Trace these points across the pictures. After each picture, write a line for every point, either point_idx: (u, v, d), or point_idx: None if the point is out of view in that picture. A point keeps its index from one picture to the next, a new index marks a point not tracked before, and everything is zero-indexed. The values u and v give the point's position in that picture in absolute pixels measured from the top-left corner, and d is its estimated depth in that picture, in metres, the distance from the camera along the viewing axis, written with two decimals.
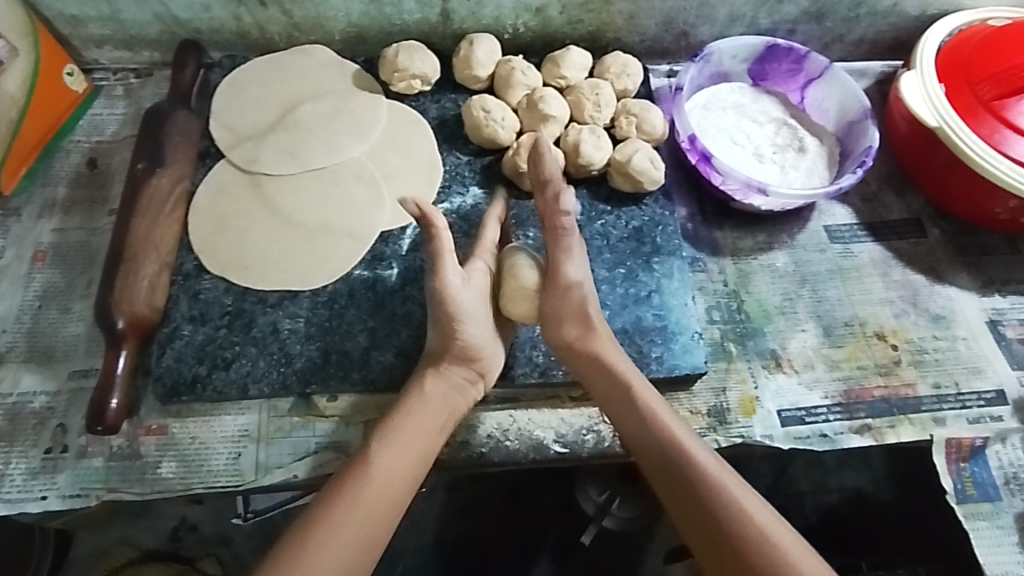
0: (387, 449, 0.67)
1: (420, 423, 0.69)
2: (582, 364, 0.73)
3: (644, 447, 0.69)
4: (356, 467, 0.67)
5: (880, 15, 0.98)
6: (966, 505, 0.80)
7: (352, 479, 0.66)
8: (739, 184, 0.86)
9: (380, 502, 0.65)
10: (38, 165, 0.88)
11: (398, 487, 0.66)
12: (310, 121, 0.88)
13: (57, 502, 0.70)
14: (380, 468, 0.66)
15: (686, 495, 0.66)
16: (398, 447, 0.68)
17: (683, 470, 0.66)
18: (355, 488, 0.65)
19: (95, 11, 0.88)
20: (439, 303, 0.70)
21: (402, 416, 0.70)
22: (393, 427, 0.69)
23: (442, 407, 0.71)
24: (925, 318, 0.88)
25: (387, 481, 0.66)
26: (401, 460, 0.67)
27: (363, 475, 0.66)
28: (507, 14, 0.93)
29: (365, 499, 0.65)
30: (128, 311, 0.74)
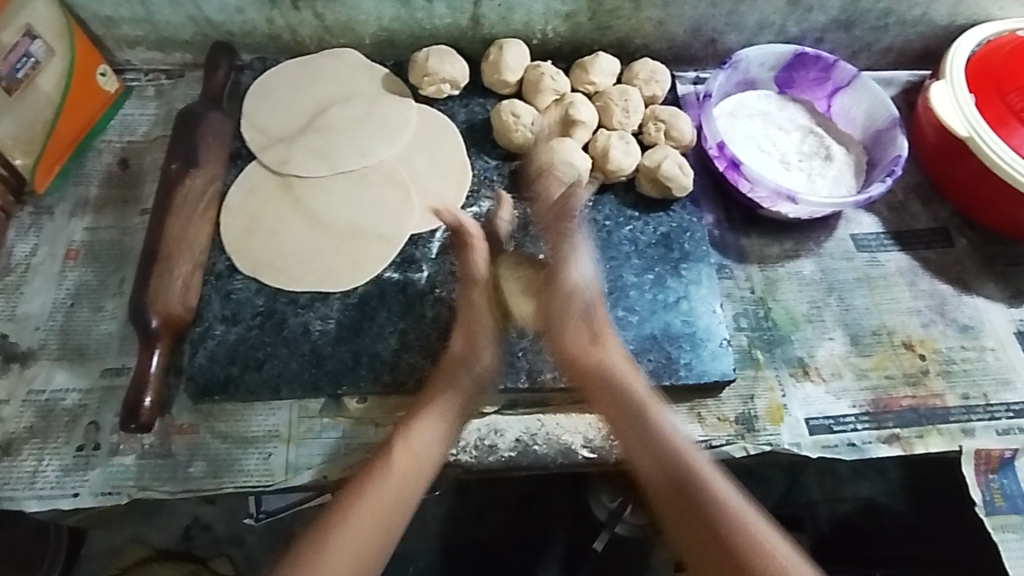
0: (409, 434, 0.69)
1: (439, 415, 0.71)
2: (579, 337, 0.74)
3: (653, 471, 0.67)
4: (375, 463, 0.68)
5: (909, 24, 0.98)
6: (995, 516, 0.79)
7: (360, 492, 0.66)
8: (767, 192, 0.86)
9: (394, 500, 0.66)
10: (70, 164, 0.89)
11: (426, 466, 0.68)
12: (340, 124, 0.88)
13: (89, 499, 0.71)
14: (401, 452, 0.68)
15: (689, 517, 0.64)
16: (424, 428, 0.70)
17: (693, 492, 0.64)
18: (350, 510, 0.65)
19: (130, 13, 0.89)
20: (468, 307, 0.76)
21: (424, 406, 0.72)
22: (418, 419, 0.70)
23: (472, 380, 0.73)
24: (953, 328, 0.88)
25: (405, 473, 0.67)
26: (419, 450, 0.68)
27: (383, 464, 0.67)
28: (537, 20, 0.93)
29: (371, 506, 0.65)
30: (162, 310, 0.74)
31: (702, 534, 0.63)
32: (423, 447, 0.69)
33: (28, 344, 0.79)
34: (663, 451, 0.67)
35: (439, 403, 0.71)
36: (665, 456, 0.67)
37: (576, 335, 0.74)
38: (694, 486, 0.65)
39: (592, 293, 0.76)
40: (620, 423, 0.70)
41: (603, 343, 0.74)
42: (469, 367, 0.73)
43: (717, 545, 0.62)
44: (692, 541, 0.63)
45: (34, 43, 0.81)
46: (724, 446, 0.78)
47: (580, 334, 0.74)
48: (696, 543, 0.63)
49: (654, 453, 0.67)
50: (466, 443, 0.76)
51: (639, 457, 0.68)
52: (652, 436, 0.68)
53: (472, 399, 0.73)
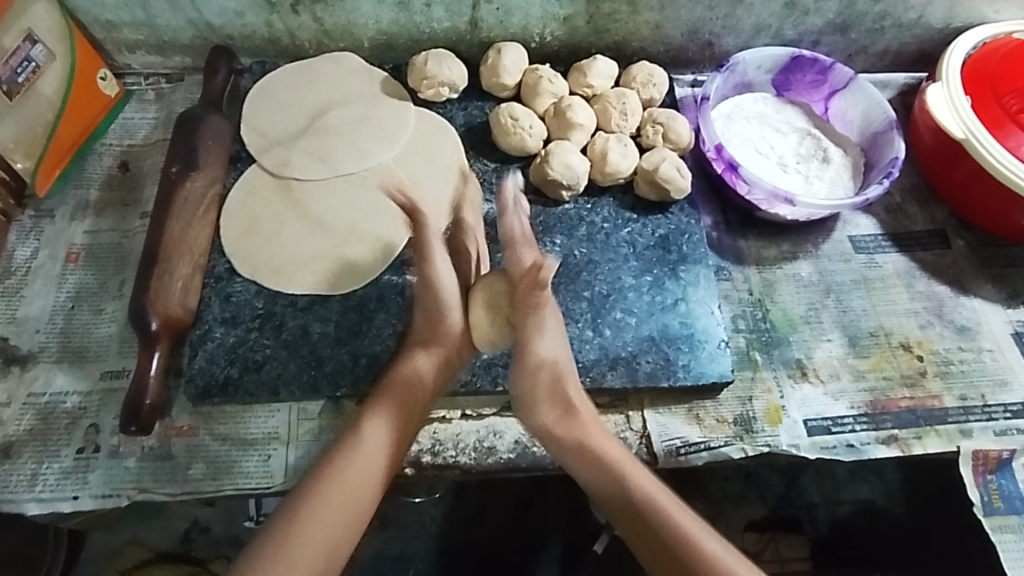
0: (372, 420, 0.68)
1: (387, 412, 0.68)
2: (548, 412, 0.70)
3: (612, 495, 0.66)
4: (340, 452, 0.66)
5: (905, 27, 0.99)
6: (993, 517, 0.79)
7: (327, 483, 0.63)
8: (764, 194, 0.87)
9: (359, 487, 0.64)
10: (71, 168, 0.90)
11: (378, 468, 0.65)
12: (339, 127, 0.89)
13: (88, 501, 0.71)
14: (368, 442, 0.66)
15: (645, 531, 0.64)
16: (377, 426, 0.67)
17: (650, 516, 0.64)
18: (319, 504, 0.62)
19: (131, 17, 0.90)
20: (427, 287, 0.74)
21: (383, 396, 0.69)
22: (378, 406, 0.69)
23: (409, 390, 0.70)
24: (951, 330, 0.88)
25: (362, 466, 0.65)
26: (377, 444, 0.66)
27: (346, 462, 0.65)
28: (535, 24, 0.94)
29: (342, 497, 0.63)
30: (162, 312, 0.74)
31: (662, 553, 0.63)
32: (377, 446, 0.66)
33: (28, 347, 0.79)
34: (620, 479, 0.66)
35: (395, 396, 0.69)
36: (619, 483, 0.66)
37: (533, 379, 0.70)
38: (651, 506, 0.65)
39: (564, 366, 0.71)
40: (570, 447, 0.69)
41: (563, 384, 0.71)
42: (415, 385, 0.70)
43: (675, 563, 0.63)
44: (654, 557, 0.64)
45: (34, 47, 0.81)
46: (722, 447, 0.79)
47: (525, 370, 0.70)
48: (658, 555, 0.64)
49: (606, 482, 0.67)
50: (466, 444, 0.76)
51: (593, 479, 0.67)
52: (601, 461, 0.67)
53: (426, 402, 0.71)
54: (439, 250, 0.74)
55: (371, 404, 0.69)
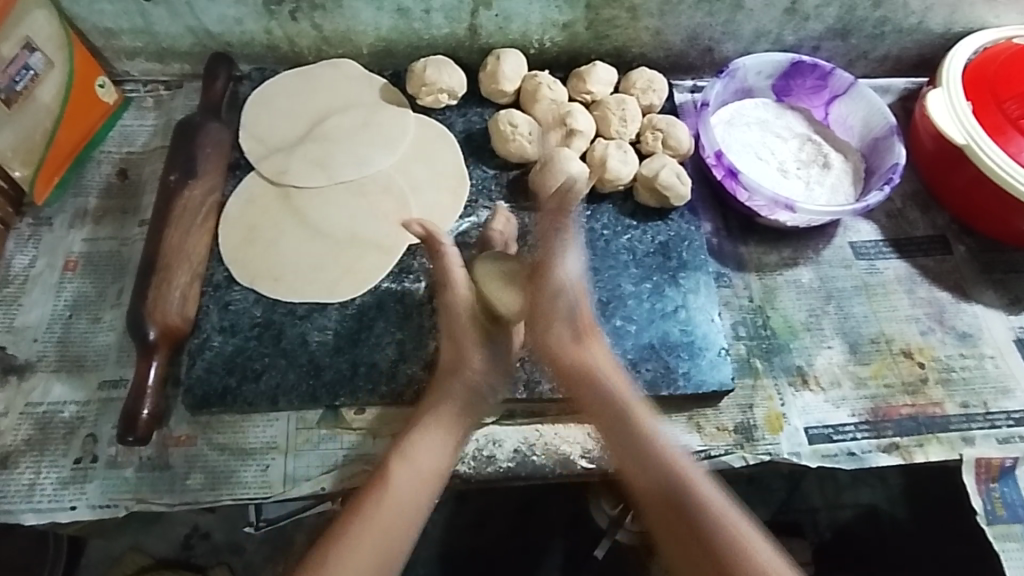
0: (405, 462, 0.67)
1: (451, 418, 0.71)
2: (562, 334, 0.72)
3: (644, 478, 0.65)
4: (375, 485, 0.66)
5: (905, 32, 0.99)
6: (996, 526, 0.79)
7: (361, 514, 0.64)
8: (765, 201, 0.87)
9: (400, 520, 0.64)
10: (69, 175, 0.89)
11: (419, 496, 0.66)
12: (338, 134, 0.89)
13: (86, 512, 0.71)
14: (397, 476, 0.66)
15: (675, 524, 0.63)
16: (420, 455, 0.68)
17: (676, 493, 0.63)
18: (355, 532, 0.63)
19: (130, 24, 0.90)
20: (450, 312, 0.74)
21: (432, 403, 0.72)
22: (421, 428, 0.70)
23: (471, 397, 0.72)
24: (952, 336, 0.88)
25: (400, 504, 0.65)
26: (422, 466, 0.67)
27: (380, 491, 0.65)
28: (534, 30, 0.94)
29: (377, 529, 0.63)
30: (161, 321, 0.74)
31: (682, 534, 0.62)
32: (419, 476, 0.66)
33: (26, 356, 0.79)
34: (649, 464, 0.66)
35: (437, 421, 0.70)
36: (648, 456, 0.66)
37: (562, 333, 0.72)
38: (677, 488, 0.64)
39: (606, 371, 0.72)
40: (601, 419, 0.70)
41: (586, 331, 0.73)
42: (479, 390, 0.73)
43: (694, 542, 0.61)
44: (670, 539, 0.63)
45: (33, 55, 0.81)
46: (722, 456, 0.78)
47: (567, 330, 0.72)
48: (674, 537, 0.62)
49: (633, 451, 0.67)
50: (465, 454, 0.76)
51: (622, 451, 0.67)
52: (631, 434, 0.68)
53: (479, 413, 0.73)
54: (461, 276, 0.75)
55: (411, 431, 0.70)
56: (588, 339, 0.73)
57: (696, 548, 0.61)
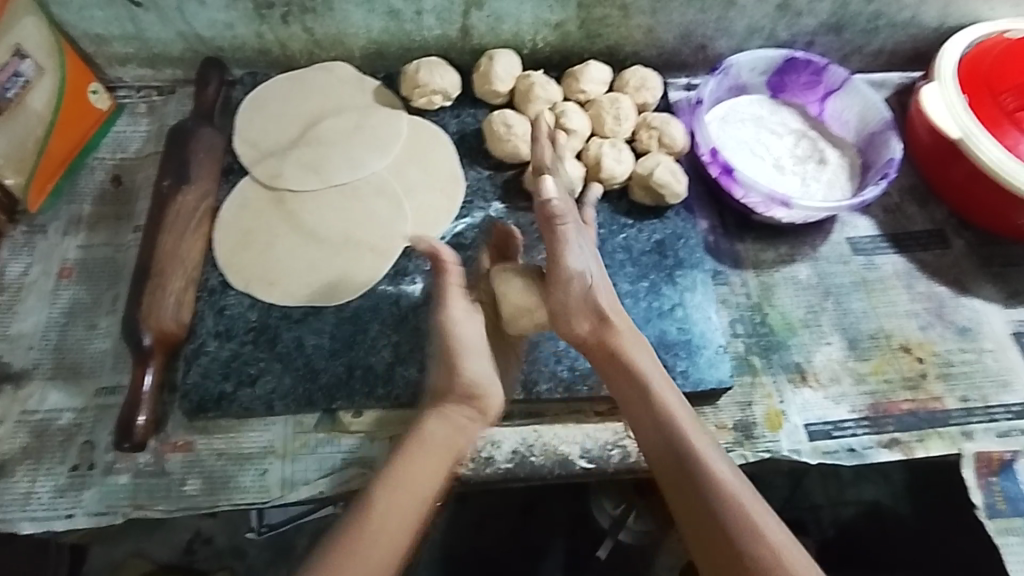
0: (387, 495, 0.64)
1: (435, 461, 0.67)
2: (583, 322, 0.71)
3: (660, 452, 0.66)
4: (351, 521, 0.63)
5: (899, 27, 0.98)
6: (997, 520, 0.78)
7: (342, 543, 0.61)
8: (761, 197, 0.86)
9: (369, 574, 0.60)
10: (64, 183, 0.89)
11: (397, 527, 0.63)
12: (331, 137, 0.88)
13: (84, 519, 0.70)
14: (380, 508, 0.63)
15: (691, 503, 0.62)
16: (396, 494, 0.64)
17: (690, 465, 0.63)
18: (356, 535, 0.62)
19: (121, 30, 0.90)
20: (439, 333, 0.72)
21: (409, 450, 0.67)
22: (396, 472, 0.66)
23: (448, 443, 0.69)
24: (952, 331, 0.87)
25: (374, 545, 0.61)
26: (396, 519, 0.63)
27: (359, 526, 0.62)
28: (526, 30, 0.93)
29: (353, 573, 0.60)
30: (156, 328, 0.74)
31: (694, 506, 0.62)
32: (396, 513, 0.63)
33: (22, 364, 0.78)
34: (665, 431, 0.66)
35: (413, 459, 0.67)
36: (664, 428, 0.66)
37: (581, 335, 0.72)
38: (691, 466, 0.63)
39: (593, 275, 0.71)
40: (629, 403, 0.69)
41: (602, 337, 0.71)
42: (447, 442, 0.69)
43: (709, 518, 0.61)
44: (687, 515, 0.62)
45: (23, 62, 0.81)
46: None
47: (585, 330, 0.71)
48: (686, 513, 0.62)
49: (650, 422, 0.67)
50: (463, 455, 0.75)
51: (643, 429, 0.68)
52: (648, 404, 0.68)
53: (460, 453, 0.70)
54: (456, 296, 0.73)
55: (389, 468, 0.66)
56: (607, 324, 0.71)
57: (712, 540, 0.60)
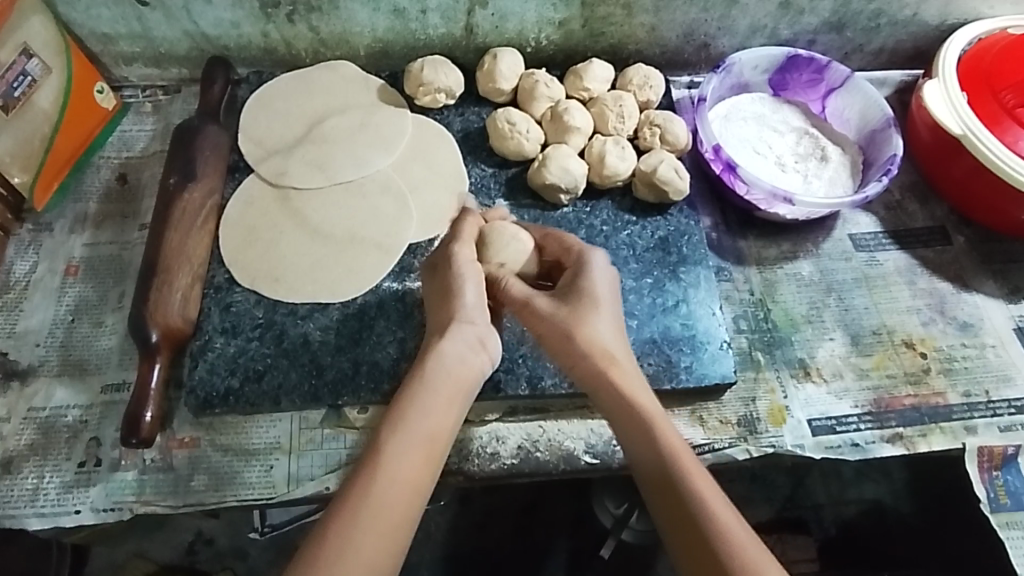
0: (396, 439, 0.60)
1: (443, 397, 0.64)
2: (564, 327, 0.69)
3: (646, 463, 0.62)
4: (361, 470, 0.58)
5: (900, 25, 0.99)
6: (999, 514, 0.78)
7: (350, 500, 0.56)
8: (764, 194, 0.86)
9: (403, 510, 0.57)
10: (69, 181, 0.90)
11: (413, 474, 0.59)
12: (336, 135, 0.89)
13: (90, 515, 0.71)
14: (393, 456, 0.59)
15: (677, 510, 0.58)
16: (410, 434, 0.60)
17: (681, 481, 0.59)
18: (352, 511, 0.55)
19: (127, 29, 0.90)
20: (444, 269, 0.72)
21: (417, 384, 0.64)
22: (403, 408, 0.62)
23: (455, 376, 0.66)
24: (954, 326, 0.88)
25: (394, 481, 0.58)
26: (415, 452, 0.60)
27: (370, 471, 0.58)
28: (530, 28, 0.94)
29: (379, 516, 0.56)
30: (162, 324, 0.74)
31: (680, 524, 0.57)
32: (409, 456, 0.59)
33: (28, 361, 0.79)
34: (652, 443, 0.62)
35: (422, 398, 0.63)
36: (652, 445, 0.62)
37: (565, 351, 0.69)
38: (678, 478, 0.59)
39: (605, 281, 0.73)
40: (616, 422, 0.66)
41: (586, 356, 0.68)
42: (461, 365, 0.67)
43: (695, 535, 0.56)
44: (675, 536, 0.58)
45: (30, 61, 0.81)
46: (726, 449, 0.78)
47: (564, 351, 0.69)
48: (677, 531, 0.57)
49: (636, 437, 0.63)
50: (468, 450, 0.76)
51: (633, 441, 0.63)
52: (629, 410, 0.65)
53: (467, 387, 0.66)
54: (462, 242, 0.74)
55: (392, 411, 0.62)
56: (589, 348, 0.68)
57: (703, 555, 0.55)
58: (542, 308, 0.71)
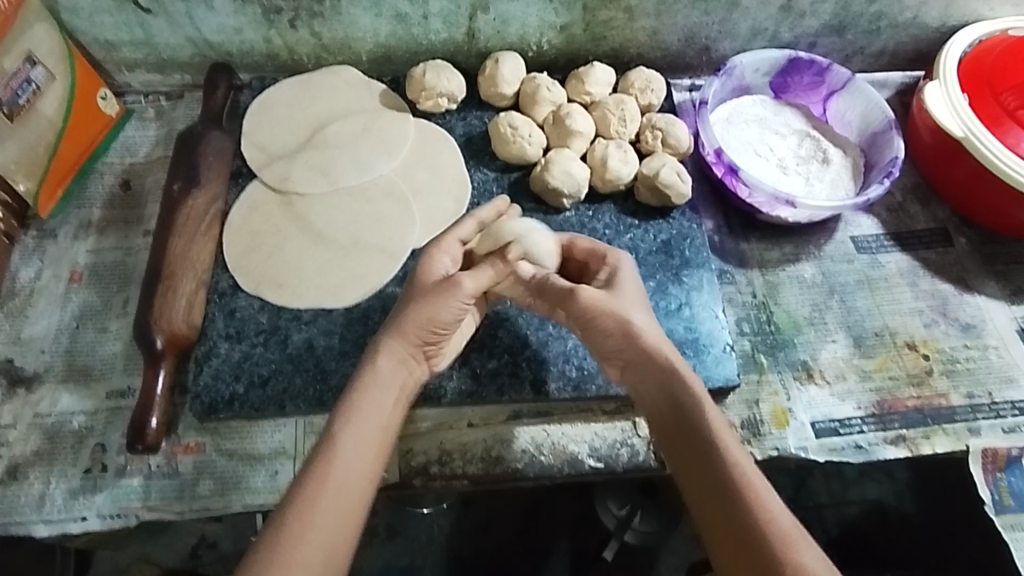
0: (349, 436, 0.60)
1: (386, 398, 0.64)
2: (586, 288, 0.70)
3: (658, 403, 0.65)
4: (316, 462, 0.58)
5: (901, 27, 0.99)
6: (1003, 515, 0.78)
7: (307, 493, 0.57)
8: (766, 197, 0.87)
9: (348, 513, 0.57)
10: (73, 187, 0.90)
11: (363, 475, 0.59)
12: (339, 140, 0.89)
13: (97, 521, 0.71)
14: (344, 457, 0.59)
15: (691, 449, 0.62)
16: (363, 433, 0.61)
17: (691, 424, 0.62)
18: (310, 501, 0.56)
19: (130, 36, 0.90)
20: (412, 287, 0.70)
21: (365, 382, 0.64)
22: (353, 402, 0.62)
23: (399, 376, 0.66)
24: (956, 328, 0.88)
25: (348, 474, 0.58)
26: (363, 454, 0.60)
27: (324, 470, 0.58)
28: (532, 32, 0.94)
29: (331, 516, 0.56)
30: (167, 329, 0.75)
31: (698, 466, 0.61)
32: (363, 451, 0.60)
33: (34, 367, 0.79)
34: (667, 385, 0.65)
35: (369, 399, 0.63)
36: (665, 386, 0.65)
37: (614, 335, 0.68)
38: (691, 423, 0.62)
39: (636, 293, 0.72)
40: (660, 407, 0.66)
41: (637, 344, 0.67)
42: (403, 372, 0.66)
43: (731, 513, 0.57)
44: (688, 472, 0.61)
45: (35, 68, 0.81)
46: None
47: (612, 335, 0.68)
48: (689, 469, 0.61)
49: (652, 382, 0.66)
50: (472, 454, 0.76)
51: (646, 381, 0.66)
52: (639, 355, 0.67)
53: (409, 387, 0.67)
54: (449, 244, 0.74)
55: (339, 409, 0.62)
56: (637, 335, 0.67)
57: (714, 488, 0.59)
58: (589, 298, 0.69)
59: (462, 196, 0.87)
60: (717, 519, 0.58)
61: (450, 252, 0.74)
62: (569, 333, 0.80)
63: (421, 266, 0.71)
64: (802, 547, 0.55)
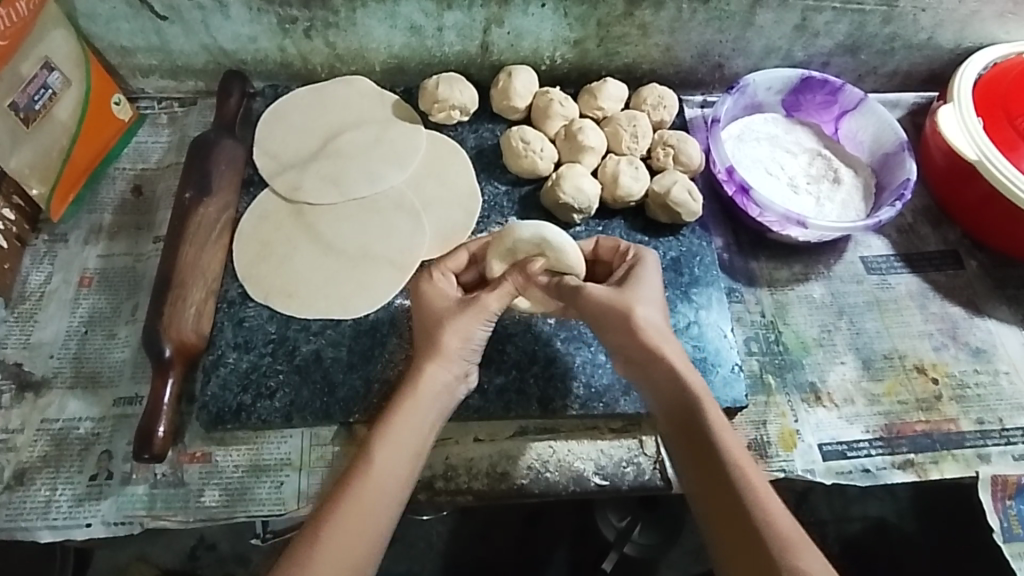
0: (388, 454, 0.60)
1: (426, 418, 0.64)
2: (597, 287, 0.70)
3: (667, 399, 0.66)
4: (352, 476, 0.59)
5: (915, 48, 0.99)
6: (1013, 545, 0.77)
7: (337, 506, 0.58)
8: (777, 217, 0.86)
9: (371, 521, 0.58)
10: (85, 192, 0.90)
11: (400, 492, 0.60)
12: (350, 150, 0.89)
13: (101, 529, 0.71)
14: (383, 474, 0.60)
15: (696, 448, 0.62)
16: (402, 451, 0.61)
17: (696, 424, 0.63)
18: (337, 519, 0.57)
19: (145, 42, 0.91)
20: (422, 308, 0.69)
21: (408, 402, 0.64)
22: (392, 422, 0.62)
23: (442, 395, 0.66)
24: (966, 352, 0.88)
25: (386, 492, 0.59)
26: (402, 472, 0.61)
27: (361, 485, 0.59)
28: (545, 46, 0.94)
29: (354, 525, 0.57)
30: (176, 338, 0.75)
31: (703, 464, 0.61)
32: (399, 472, 0.60)
33: (42, 372, 0.79)
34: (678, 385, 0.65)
35: (410, 417, 0.63)
36: (673, 385, 0.66)
37: (619, 332, 0.69)
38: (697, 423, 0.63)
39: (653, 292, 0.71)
40: (668, 406, 0.66)
41: (640, 338, 0.67)
42: (445, 393, 0.66)
43: (734, 515, 0.58)
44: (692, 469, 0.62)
45: (51, 74, 0.82)
46: None
47: (618, 333, 0.69)
48: (693, 465, 0.62)
49: (662, 380, 0.66)
50: (478, 470, 0.76)
51: (653, 379, 0.67)
52: (648, 353, 0.67)
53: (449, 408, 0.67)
54: (453, 260, 0.74)
55: (380, 425, 0.62)
56: (642, 329, 0.67)
57: (715, 488, 0.60)
58: (596, 293, 0.69)
59: (470, 208, 0.87)
60: (715, 519, 0.59)
61: (451, 275, 0.73)
62: (578, 349, 0.80)
63: (421, 291, 0.70)
64: (802, 551, 0.56)
